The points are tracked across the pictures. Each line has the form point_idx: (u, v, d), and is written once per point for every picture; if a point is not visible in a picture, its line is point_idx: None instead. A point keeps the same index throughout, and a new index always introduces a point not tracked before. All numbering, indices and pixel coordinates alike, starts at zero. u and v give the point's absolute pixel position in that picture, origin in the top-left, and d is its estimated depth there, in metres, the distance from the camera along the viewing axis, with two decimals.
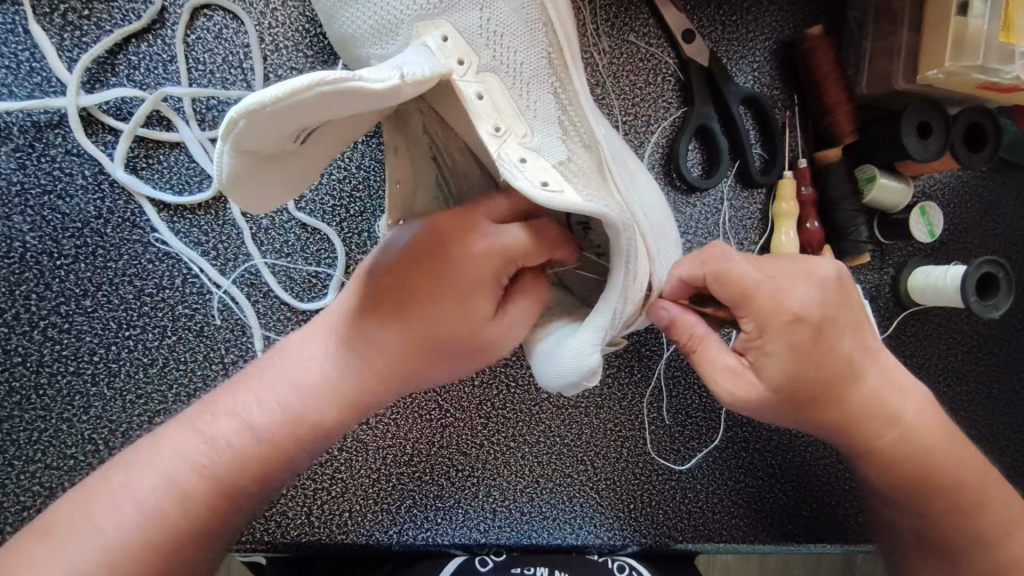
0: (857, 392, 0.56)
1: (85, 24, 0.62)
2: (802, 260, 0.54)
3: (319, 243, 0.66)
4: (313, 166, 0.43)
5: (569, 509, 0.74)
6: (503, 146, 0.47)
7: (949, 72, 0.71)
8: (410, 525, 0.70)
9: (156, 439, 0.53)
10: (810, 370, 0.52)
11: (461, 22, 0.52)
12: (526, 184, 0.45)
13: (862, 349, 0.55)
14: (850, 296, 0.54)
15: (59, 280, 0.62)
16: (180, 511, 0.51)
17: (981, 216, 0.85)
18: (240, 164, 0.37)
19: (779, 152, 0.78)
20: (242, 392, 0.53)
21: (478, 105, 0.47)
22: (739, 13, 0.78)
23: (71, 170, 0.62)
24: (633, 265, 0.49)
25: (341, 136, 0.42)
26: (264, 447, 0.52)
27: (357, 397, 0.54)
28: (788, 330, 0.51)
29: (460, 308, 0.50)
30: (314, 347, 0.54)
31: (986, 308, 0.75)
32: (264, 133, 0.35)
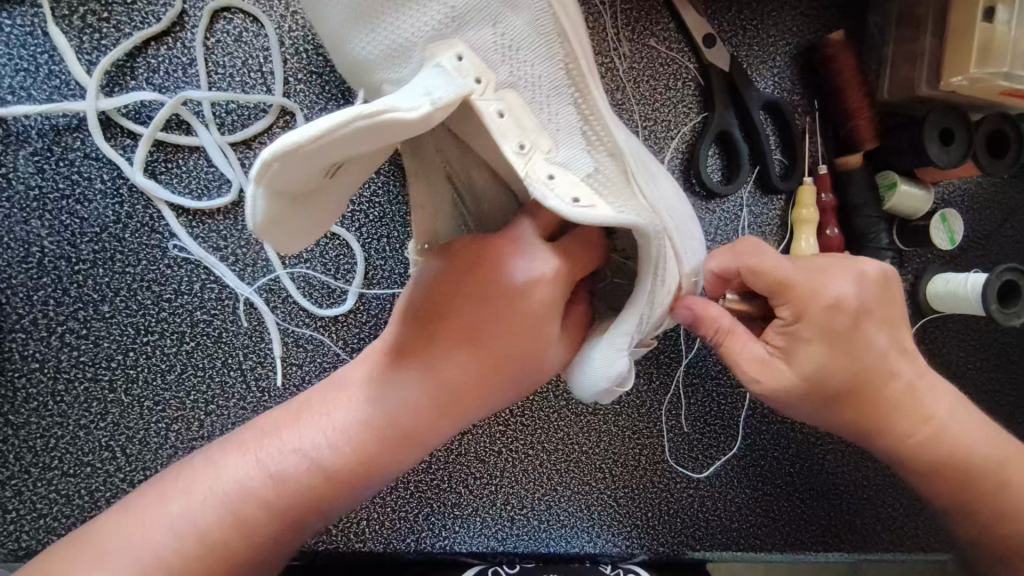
0: (894, 384, 0.57)
1: (104, 26, 0.61)
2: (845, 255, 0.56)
3: (338, 249, 0.65)
4: (338, 200, 0.44)
5: (588, 517, 0.73)
6: (531, 165, 0.47)
7: (974, 79, 0.71)
8: (428, 533, 0.70)
9: (210, 466, 0.50)
10: (846, 359, 0.54)
11: (475, 39, 0.50)
12: (555, 204, 0.46)
13: (896, 341, 0.57)
14: (892, 290, 0.56)
15: (77, 285, 0.61)
16: (237, 538, 0.48)
17: (1001, 223, 0.85)
18: (276, 205, 0.38)
19: (800, 156, 0.77)
20: (303, 420, 0.51)
21: (499, 123, 0.47)
22: (759, 18, 0.78)
23: (90, 174, 0.61)
24: (660, 269, 0.49)
25: (364, 169, 0.44)
26: (328, 481, 0.50)
27: (423, 427, 0.51)
28: (825, 319, 0.53)
29: (517, 330, 0.51)
30: (379, 373, 0.51)
31: (1006, 317, 0.74)
32: (302, 170, 0.37)
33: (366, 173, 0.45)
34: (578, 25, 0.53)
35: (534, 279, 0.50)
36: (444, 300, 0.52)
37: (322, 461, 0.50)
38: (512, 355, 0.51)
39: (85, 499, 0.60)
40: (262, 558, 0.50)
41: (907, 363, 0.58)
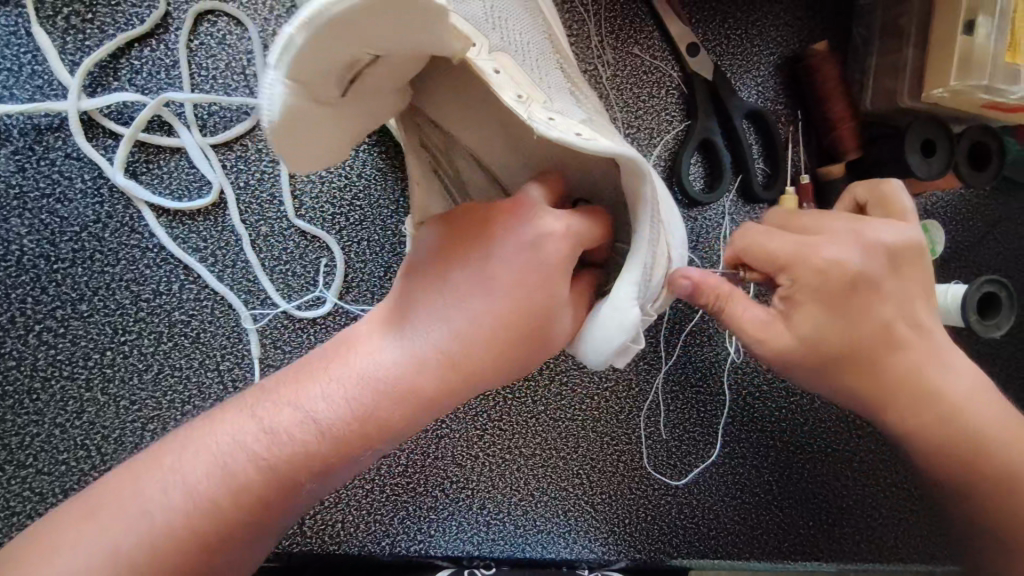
0: (899, 360, 0.56)
1: (88, 27, 0.62)
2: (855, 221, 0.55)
3: (318, 251, 0.65)
4: (350, 118, 0.42)
5: (564, 523, 0.73)
6: (530, 109, 0.45)
7: (953, 90, 0.70)
8: (404, 537, 0.70)
9: (210, 428, 0.49)
10: (845, 326, 0.53)
11: (467, 9, 0.48)
12: (561, 135, 0.44)
13: (905, 310, 0.55)
14: (907, 255, 0.54)
15: (56, 283, 0.62)
16: (232, 500, 0.46)
17: (984, 235, 0.85)
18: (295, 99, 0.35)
19: (781, 165, 0.77)
20: (310, 380, 0.49)
21: (497, 79, 0.45)
22: (744, 28, 0.78)
23: (71, 173, 0.62)
24: (656, 203, 0.49)
25: (377, 87, 0.42)
26: (326, 441, 0.47)
27: (436, 393, 0.48)
28: (822, 286, 0.53)
29: (532, 294, 0.48)
30: (394, 333, 0.49)
31: (987, 329, 0.75)
32: (326, 49, 0.34)
33: (378, 95, 0.43)
34: (549, 14, 0.60)
35: (544, 235, 0.48)
36: (459, 260, 0.49)
37: (322, 420, 0.47)
38: (526, 320, 0.48)
39: (58, 497, 0.60)
40: (258, 527, 0.48)
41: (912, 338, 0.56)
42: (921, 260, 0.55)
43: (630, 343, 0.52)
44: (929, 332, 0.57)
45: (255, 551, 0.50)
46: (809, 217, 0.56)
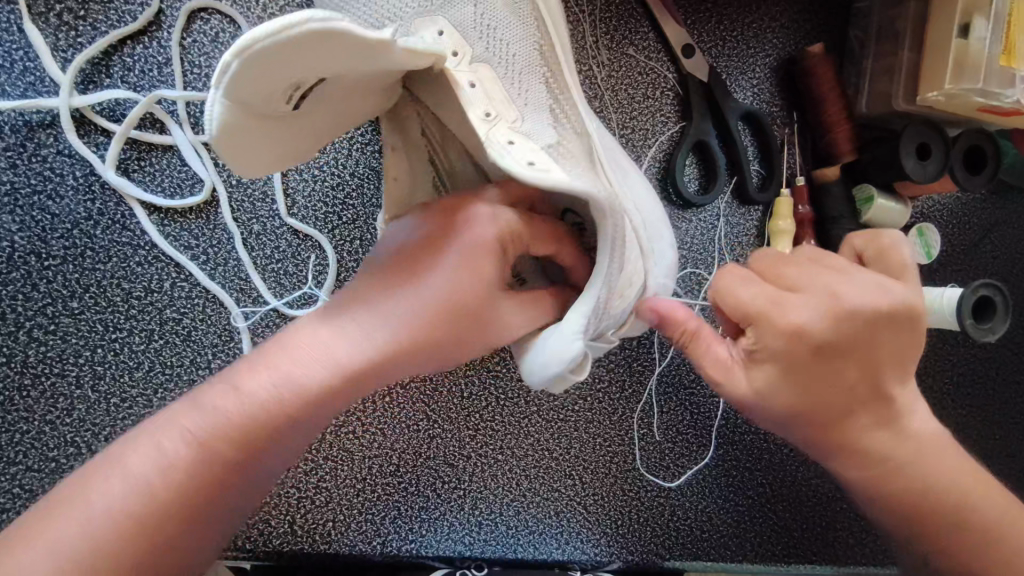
0: (853, 425, 0.55)
1: (81, 24, 0.61)
2: (838, 283, 0.51)
3: (310, 250, 0.65)
4: (302, 127, 0.43)
5: (557, 524, 0.73)
6: (493, 130, 0.47)
7: (949, 94, 0.70)
8: (395, 537, 0.70)
9: (149, 422, 0.47)
10: (801, 390, 0.52)
11: (457, 16, 0.52)
12: (509, 163, 0.45)
13: (872, 380, 0.53)
14: (887, 325, 0.51)
15: (46, 280, 0.61)
16: (168, 486, 0.44)
17: (980, 239, 0.85)
18: (235, 115, 0.37)
19: (777, 168, 0.77)
20: (245, 366, 0.47)
21: (470, 92, 0.48)
22: (739, 29, 0.78)
23: (63, 170, 0.62)
24: (620, 237, 0.47)
25: (331, 98, 0.43)
26: (263, 415, 0.46)
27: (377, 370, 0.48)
28: (787, 353, 0.51)
29: (476, 278, 0.50)
30: (332, 320, 0.48)
31: (981, 332, 0.74)
32: (259, 79, 0.35)
33: (333, 104, 0.44)
34: (556, 22, 0.57)
35: (473, 217, 0.50)
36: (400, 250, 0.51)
37: (255, 396, 0.46)
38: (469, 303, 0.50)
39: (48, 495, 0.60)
40: (202, 518, 0.46)
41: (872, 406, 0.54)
42: (908, 327, 0.52)
43: (570, 374, 0.51)
44: (893, 401, 0.55)
45: (206, 543, 0.47)
46: (795, 269, 0.53)
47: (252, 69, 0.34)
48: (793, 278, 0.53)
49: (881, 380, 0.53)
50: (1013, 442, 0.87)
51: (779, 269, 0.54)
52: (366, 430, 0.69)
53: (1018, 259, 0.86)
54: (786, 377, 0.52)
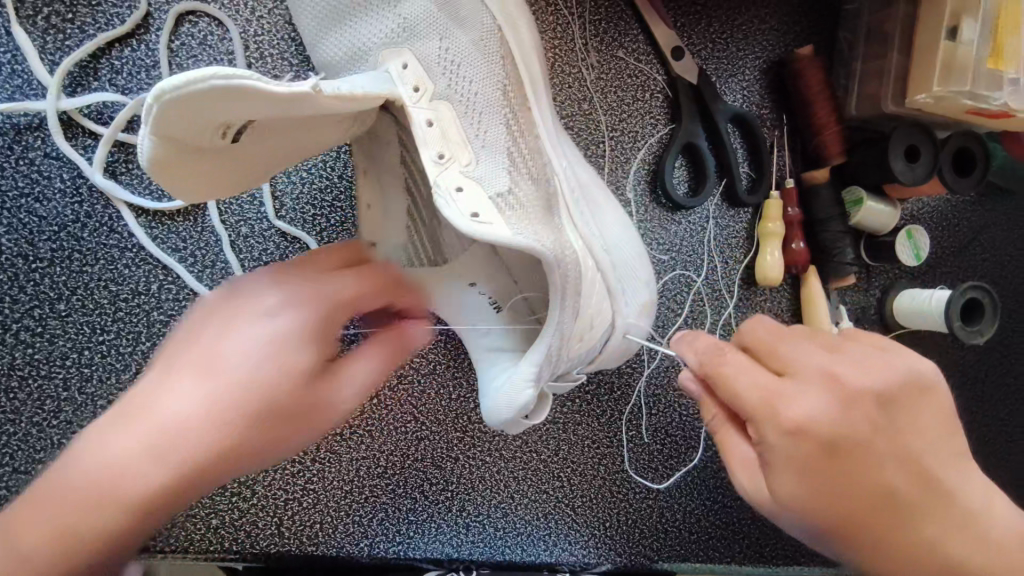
0: (913, 529, 0.47)
1: (68, 27, 0.62)
2: (839, 365, 0.45)
3: (298, 252, 0.66)
4: (245, 162, 0.47)
5: (545, 526, 0.73)
6: (444, 173, 0.50)
7: (937, 97, 0.70)
8: (382, 538, 0.70)
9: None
10: (835, 494, 0.45)
11: (421, 50, 0.55)
12: (452, 212, 0.48)
13: (916, 472, 0.46)
14: (902, 403, 0.46)
15: (34, 283, 0.61)
16: None
17: (970, 241, 0.85)
18: (164, 151, 0.41)
19: (766, 171, 0.77)
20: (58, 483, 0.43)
21: (425, 131, 0.51)
22: (729, 31, 0.78)
23: (50, 173, 0.62)
24: (570, 291, 0.49)
25: (272, 136, 0.46)
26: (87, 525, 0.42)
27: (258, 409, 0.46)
28: (797, 455, 0.44)
29: (303, 350, 0.48)
30: (161, 400, 0.44)
31: (969, 335, 0.75)
32: (180, 121, 0.38)
33: (277, 141, 0.47)
34: (527, 56, 0.60)
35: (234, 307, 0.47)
36: (225, 320, 0.48)
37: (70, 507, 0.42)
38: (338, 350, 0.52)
39: None
40: None
41: (928, 503, 0.46)
42: (925, 404, 0.47)
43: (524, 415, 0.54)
44: (953, 497, 0.47)
45: None
46: (792, 347, 0.46)
47: (166, 114, 0.37)
48: (789, 359, 0.46)
49: (919, 471, 0.46)
50: (1002, 444, 0.87)
51: (774, 349, 0.47)
52: (353, 433, 0.69)
53: (1008, 261, 0.86)
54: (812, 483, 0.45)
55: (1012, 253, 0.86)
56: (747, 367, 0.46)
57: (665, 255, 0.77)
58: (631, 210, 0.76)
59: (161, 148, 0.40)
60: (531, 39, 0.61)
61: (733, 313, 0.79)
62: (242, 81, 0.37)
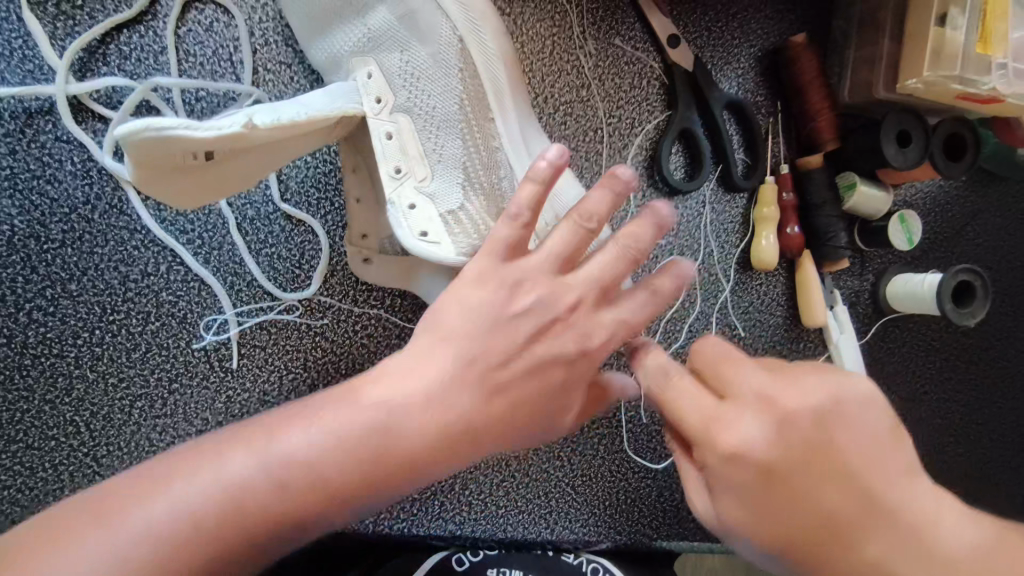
0: (858, 557, 0.44)
1: (78, 14, 0.63)
2: (768, 394, 0.46)
3: (303, 234, 0.67)
4: (232, 182, 0.52)
5: (545, 504, 0.75)
6: (399, 189, 0.53)
7: (927, 82, 0.72)
8: (387, 515, 0.71)
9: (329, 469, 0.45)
10: (772, 516, 0.45)
11: (386, 60, 0.57)
12: (404, 233, 0.52)
13: (858, 494, 0.44)
14: (838, 427, 0.45)
15: (45, 264, 0.63)
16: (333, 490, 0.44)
17: (963, 226, 0.87)
18: (146, 178, 0.47)
19: (761, 157, 0.79)
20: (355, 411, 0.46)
21: (382, 146, 0.54)
22: (725, 20, 0.80)
23: (61, 156, 0.63)
24: None
25: (252, 161, 0.50)
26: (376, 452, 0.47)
27: (483, 427, 0.48)
28: (731, 476, 0.45)
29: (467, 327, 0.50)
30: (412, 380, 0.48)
31: (961, 316, 0.76)
32: (148, 158, 0.44)
33: (260, 162, 0.51)
34: (490, 65, 0.56)
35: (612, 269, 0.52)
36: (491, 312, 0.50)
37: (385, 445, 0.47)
38: (623, 330, 0.53)
39: (48, 472, 0.62)
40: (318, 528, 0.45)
41: (877, 526, 0.44)
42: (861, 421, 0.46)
43: None
44: (904, 516, 0.44)
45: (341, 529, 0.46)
46: (732, 366, 0.47)
47: (131, 152, 0.43)
48: (730, 383, 0.47)
49: (870, 497, 0.44)
50: (996, 425, 0.88)
51: (718, 370, 0.48)
52: None
53: (1000, 246, 0.88)
54: (747, 500, 0.45)
55: (1004, 237, 0.88)
56: (692, 389, 0.47)
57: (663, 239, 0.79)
58: (628, 195, 0.78)
59: (138, 173, 0.46)
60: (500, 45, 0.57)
61: (730, 296, 0.81)
62: (168, 130, 0.41)
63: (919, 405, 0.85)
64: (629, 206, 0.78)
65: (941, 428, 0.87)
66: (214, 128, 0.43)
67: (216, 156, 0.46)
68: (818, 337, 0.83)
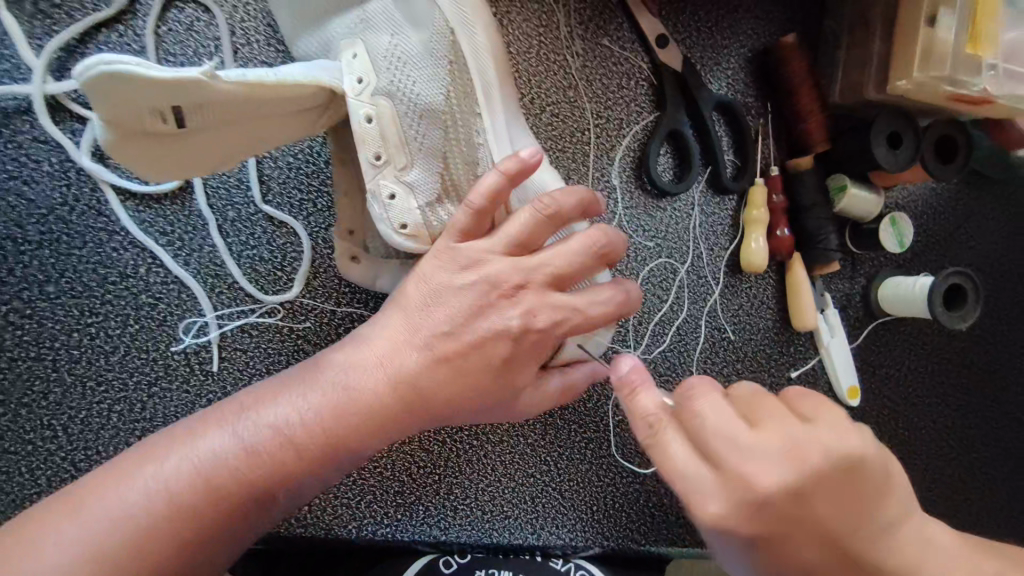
0: None
1: (56, 13, 0.62)
2: (743, 450, 0.39)
3: (285, 236, 0.66)
4: (206, 152, 0.50)
5: (532, 509, 0.74)
6: (378, 179, 0.52)
7: (917, 82, 0.71)
8: (370, 521, 0.70)
9: (269, 441, 0.50)
10: None
11: (374, 43, 0.53)
12: (383, 227, 0.53)
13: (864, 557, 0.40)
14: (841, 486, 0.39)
15: (22, 265, 0.62)
16: (272, 460, 0.49)
17: (956, 229, 0.86)
18: (113, 137, 0.45)
19: (750, 158, 0.78)
20: (298, 388, 0.52)
21: (363, 132, 0.51)
22: (715, 20, 0.79)
23: (38, 157, 0.62)
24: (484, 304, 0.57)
25: (226, 130, 0.48)
26: (305, 436, 0.50)
27: (427, 394, 0.53)
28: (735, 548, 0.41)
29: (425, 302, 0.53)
30: (343, 368, 0.53)
31: (952, 319, 0.76)
32: (108, 107, 0.42)
33: (234, 134, 0.49)
34: (481, 59, 0.54)
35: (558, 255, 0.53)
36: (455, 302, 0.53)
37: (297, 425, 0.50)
38: (574, 314, 0.54)
39: (25, 476, 0.61)
40: (258, 510, 0.50)
41: None
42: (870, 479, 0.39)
43: None
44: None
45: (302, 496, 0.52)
46: (704, 413, 0.40)
47: (89, 96, 0.41)
48: (712, 441, 0.40)
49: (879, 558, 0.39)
50: (988, 431, 0.88)
51: (692, 423, 0.41)
52: None
53: (993, 249, 0.87)
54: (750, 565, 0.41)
55: (998, 240, 0.87)
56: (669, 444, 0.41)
57: (651, 241, 0.78)
58: (616, 197, 0.77)
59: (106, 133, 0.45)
60: (490, 43, 0.55)
61: (719, 299, 0.80)
62: (121, 66, 0.39)
63: (910, 410, 0.85)
64: (616, 207, 0.77)
65: (933, 433, 0.86)
66: (172, 72, 0.42)
67: (187, 114, 0.45)
68: (809, 341, 0.83)
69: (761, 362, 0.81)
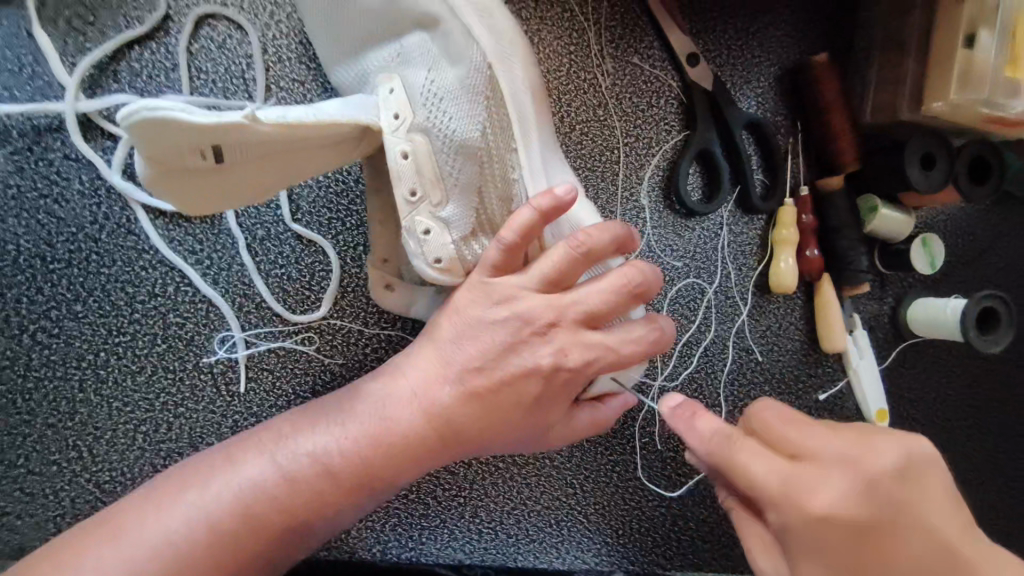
0: None
1: (88, 30, 0.62)
2: (811, 439, 0.44)
3: (314, 255, 0.66)
4: (241, 189, 0.49)
5: (557, 533, 0.73)
6: (413, 215, 0.51)
7: (953, 104, 0.70)
8: (395, 543, 0.70)
9: (306, 471, 0.49)
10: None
11: (412, 73, 0.53)
12: (419, 265, 0.52)
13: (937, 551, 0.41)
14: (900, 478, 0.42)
15: (50, 284, 0.62)
16: (308, 490, 0.49)
17: (986, 250, 0.85)
18: (151, 172, 0.45)
19: (780, 178, 0.77)
20: (336, 416, 0.51)
21: (399, 166, 0.50)
22: (744, 39, 0.79)
23: (69, 174, 0.62)
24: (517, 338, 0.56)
25: (262, 168, 0.48)
26: (342, 466, 0.49)
27: (463, 425, 0.52)
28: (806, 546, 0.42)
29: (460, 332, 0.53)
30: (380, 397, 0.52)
31: (985, 343, 0.74)
32: (149, 147, 0.42)
33: (269, 172, 0.48)
34: (518, 94, 0.53)
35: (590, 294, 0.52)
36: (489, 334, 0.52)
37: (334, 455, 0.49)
38: (607, 353, 0.53)
39: (50, 497, 0.61)
40: (294, 540, 0.49)
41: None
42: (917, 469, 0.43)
43: None
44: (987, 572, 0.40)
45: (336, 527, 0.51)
46: (770, 411, 0.46)
47: (131, 137, 0.41)
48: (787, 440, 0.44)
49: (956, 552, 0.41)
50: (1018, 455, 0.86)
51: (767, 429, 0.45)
52: None
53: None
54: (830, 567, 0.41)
55: None
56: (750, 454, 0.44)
57: (678, 261, 0.77)
58: (645, 216, 0.76)
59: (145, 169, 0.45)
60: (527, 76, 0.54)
61: (747, 320, 0.79)
62: (164, 111, 0.39)
63: (938, 433, 0.84)
64: (645, 228, 0.76)
65: (961, 457, 0.85)
66: (215, 116, 0.41)
67: (226, 152, 0.44)
68: (837, 363, 0.81)
69: (789, 384, 0.80)
